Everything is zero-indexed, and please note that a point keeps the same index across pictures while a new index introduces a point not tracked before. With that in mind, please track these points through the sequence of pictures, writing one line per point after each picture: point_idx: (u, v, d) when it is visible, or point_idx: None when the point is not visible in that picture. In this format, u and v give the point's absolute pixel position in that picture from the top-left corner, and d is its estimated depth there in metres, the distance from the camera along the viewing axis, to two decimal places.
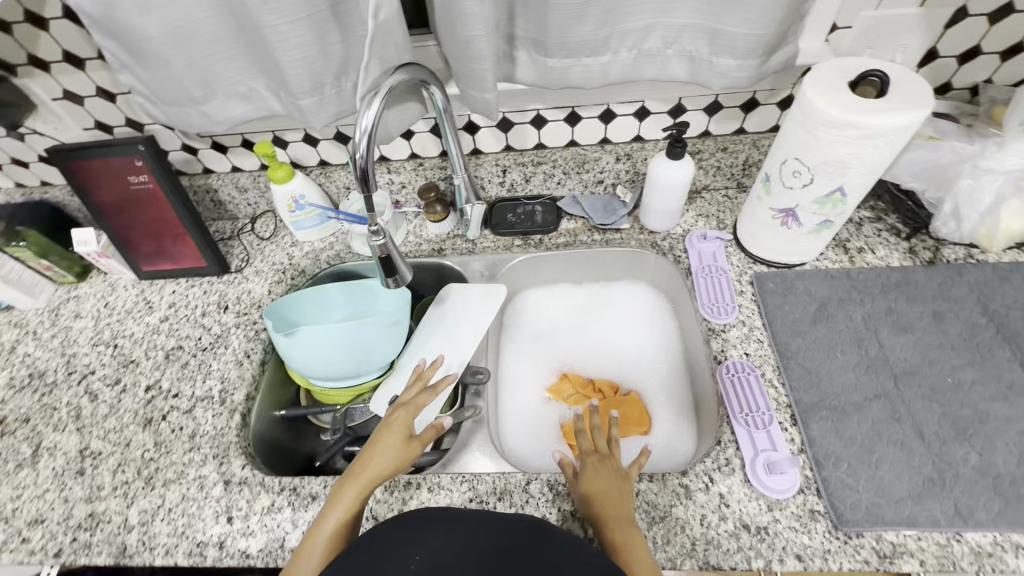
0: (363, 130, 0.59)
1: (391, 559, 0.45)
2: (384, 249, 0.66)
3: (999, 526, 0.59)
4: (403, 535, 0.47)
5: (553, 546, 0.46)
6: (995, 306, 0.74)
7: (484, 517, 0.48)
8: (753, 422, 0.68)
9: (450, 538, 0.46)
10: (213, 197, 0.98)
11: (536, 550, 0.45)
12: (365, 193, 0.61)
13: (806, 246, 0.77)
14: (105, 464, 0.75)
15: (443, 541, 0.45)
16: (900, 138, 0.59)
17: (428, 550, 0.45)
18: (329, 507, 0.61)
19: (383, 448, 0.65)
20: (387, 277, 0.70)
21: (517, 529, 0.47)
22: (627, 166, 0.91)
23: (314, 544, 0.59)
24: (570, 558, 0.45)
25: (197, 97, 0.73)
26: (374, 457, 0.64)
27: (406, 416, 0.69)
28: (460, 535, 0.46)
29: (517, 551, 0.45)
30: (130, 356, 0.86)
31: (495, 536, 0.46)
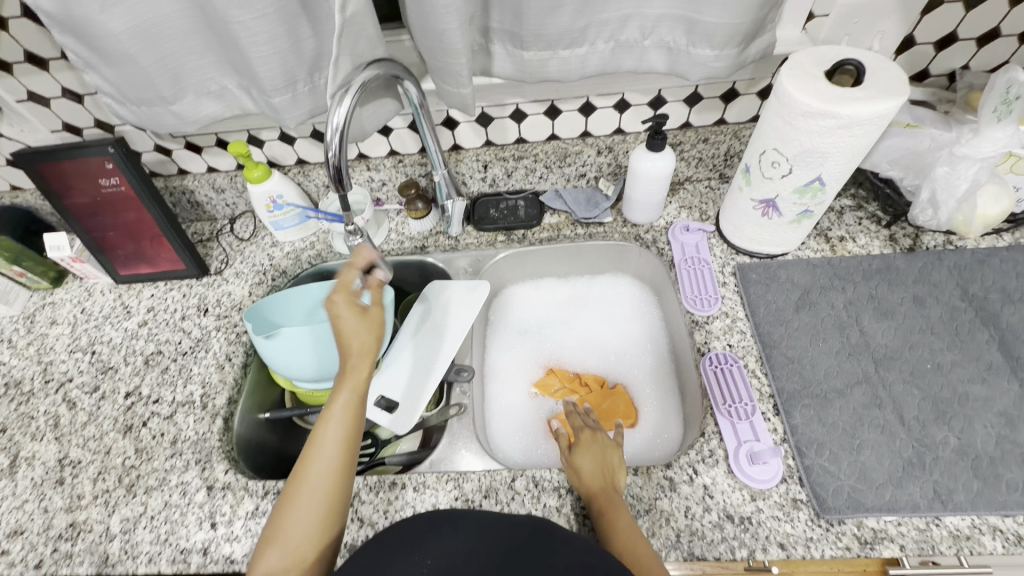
0: (335, 128, 0.58)
1: (402, 564, 0.46)
2: None
3: (977, 507, 0.60)
4: (411, 539, 0.49)
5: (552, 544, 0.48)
6: (974, 290, 0.75)
7: (488, 519, 0.51)
8: (735, 413, 0.68)
9: (456, 539, 0.48)
10: (189, 198, 0.96)
11: (543, 551, 0.47)
12: (342, 193, 0.61)
13: (789, 235, 0.77)
14: (85, 473, 0.74)
15: (451, 543, 0.47)
16: (877, 126, 0.59)
17: (437, 555, 0.46)
18: (326, 412, 0.59)
19: (349, 335, 0.62)
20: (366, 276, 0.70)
21: (518, 528, 0.50)
22: (609, 159, 0.90)
23: (322, 450, 0.57)
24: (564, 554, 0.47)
25: (167, 95, 0.71)
26: (353, 348, 0.61)
27: (345, 297, 0.63)
28: (466, 536, 0.48)
29: (524, 548, 0.47)
30: (109, 362, 0.85)
31: (502, 535, 0.48)
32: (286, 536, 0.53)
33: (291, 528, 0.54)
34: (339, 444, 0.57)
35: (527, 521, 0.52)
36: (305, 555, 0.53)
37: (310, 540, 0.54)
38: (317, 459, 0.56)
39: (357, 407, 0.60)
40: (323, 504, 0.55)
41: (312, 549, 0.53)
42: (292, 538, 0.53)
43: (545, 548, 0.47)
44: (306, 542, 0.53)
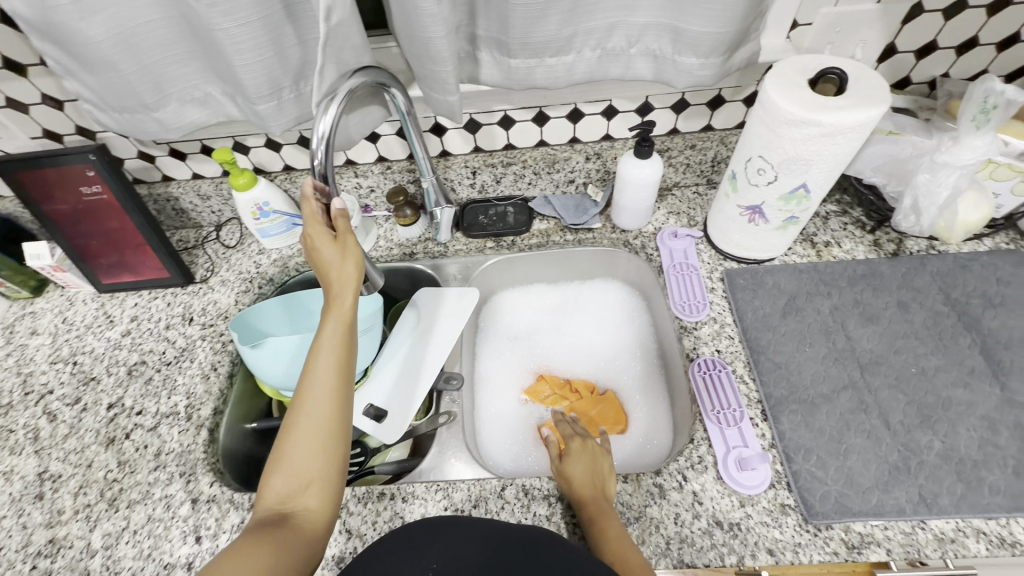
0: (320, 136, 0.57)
1: (408, 566, 0.49)
2: None
3: (961, 510, 0.61)
4: (420, 543, 0.51)
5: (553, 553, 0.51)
6: (956, 295, 0.76)
7: (487, 525, 0.54)
8: (724, 419, 0.69)
9: (458, 543, 0.51)
10: (174, 205, 0.95)
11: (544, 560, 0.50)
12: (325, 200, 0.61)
13: (776, 241, 0.78)
14: (66, 487, 0.73)
15: (454, 547, 0.51)
16: (860, 134, 0.60)
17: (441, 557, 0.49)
18: (317, 341, 0.57)
19: (329, 263, 0.59)
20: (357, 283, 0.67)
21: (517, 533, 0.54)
22: (598, 165, 0.90)
23: (317, 377, 0.55)
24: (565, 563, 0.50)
25: (149, 103, 0.70)
26: (335, 276, 0.59)
27: (316, 226, 0.60)
28: (468, 540, 0.51)
29: (526, 556, 0.50)
30: (91, 373, 0.83)
31: (501, 539, 0.52)
32: (291, 461, 0.52)
33: (294, 453, 0.52)
34: (333, 369, 0.56)
35: (534, 533, 0.54)
36: (315, 478, 0.52)
37: (317, 464, 0.52)
38: (312, 386, 0.55)
39: (347, 333, 0.58)
40: (324, 427, 0.54)
41: (320, 472, 0.52)
42: (297, 462, 0.52)
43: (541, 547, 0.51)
44: (314, 466, 0.52)
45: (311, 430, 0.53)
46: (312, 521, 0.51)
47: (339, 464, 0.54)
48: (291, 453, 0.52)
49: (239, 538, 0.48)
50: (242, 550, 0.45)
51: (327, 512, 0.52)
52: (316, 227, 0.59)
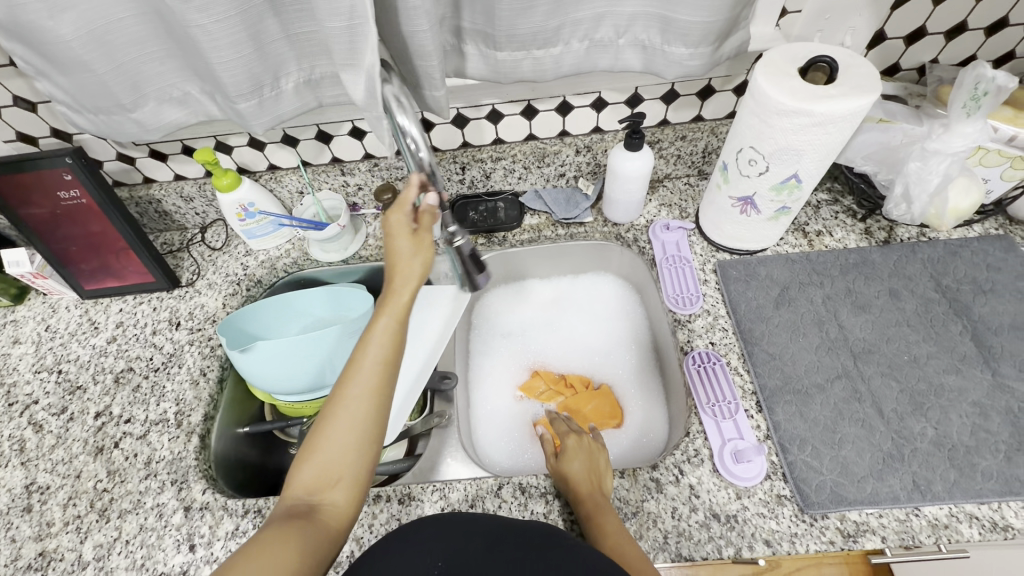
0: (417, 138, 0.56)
1: (415, 564, 0.49)
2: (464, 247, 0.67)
3: (954, 496, 0.61)
4: (424, 540, 0.52)
5: (558, 551, 0.52)
6: (947, 281, 0.76)
7: (497, 527, 0.54)
8: (719, 412, 0.69)
9: (466, 543, 0.52)
10: (157, 208, 0.92)
11: (549, 558, 0.50)
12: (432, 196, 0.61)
13: (767, 232, 0.77)
14: (54, 499, 0.71)
15: (461, 547, 0.51)
16: (851, 123, 0.59)
17: (448, 557, 0.50)
18: (367, 333, 0.56)
19: (398, 255, 0.58)
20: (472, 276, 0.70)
21: (527, 534, 0.54)
22: (588, 158, 0.89)
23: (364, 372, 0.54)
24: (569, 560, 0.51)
25: (126, 103, 0.68)
26: (399, 271, 0.58)
27: (398, 215, 0.60)
28: (476, 541, 0.52)
29: (531, 555, 0.51)
30: (77, 382, 0.82)
31: (510, 542, 0.52)
32: (324, 456, 0.51)
33: (328, 446, 0.52)
34: (378, 368, 0.54)
35: (537, 529, 0.55)
36: (344, 475, 0.52)
37: (349, 462, 0.52)
38: (356, 379, 0.54)
39: (398, 331, 0.57)
40: (360, 426, 0.53)
41: (350, 470, 0.52)
42: (328, 457, 0.51)
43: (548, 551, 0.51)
44: (344, 463, 0.52)
45: (349, 427, 0.52)
46: (336, 517, 0.51)
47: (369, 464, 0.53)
48: (325, 446, 0.52)
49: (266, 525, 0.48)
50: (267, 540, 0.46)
51: (351, 509, 0.52)
52: (399, 215, 0.60)
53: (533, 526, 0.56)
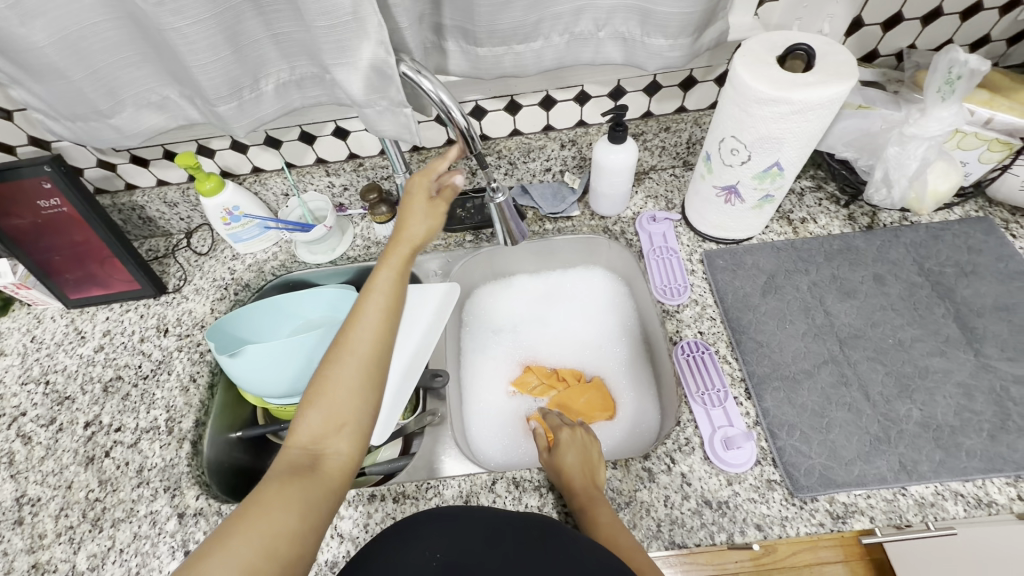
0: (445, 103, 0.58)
1: (416, 555, 0.51)
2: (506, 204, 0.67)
3: (940, 476, 0.62)
4: (423, 531, 0.53)
5: (557, 544, 0.52)
6: (930, 265, 0.77)
7: (498, 520, 0.55)
8: (709, 400, 0.69)
9: (466, 536, 0.53)
10: (140, 214, 0.92)
11: (545, 550, 0.51)
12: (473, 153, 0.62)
13: (751, 221, 0.78)
14: (46, 510, 0.71)
15: (461, 539, 0.52)
16: (829, 110, 0.60)
17: (448, 549, 0.51)
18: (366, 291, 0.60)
19: (411, 217, 0.62)
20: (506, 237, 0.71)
21: (527, 528, 0.54)
22: (573, 152, 0.89)
23: (361, 328, 0.58)
24: (564, 550, 0.51)
25: (103, 109, 0.67)
26: (407, 232, 0.62)
27: (422, 179, 0.64)
28: (476, 535, 0.53)
29: (529, 548, 0.51)
30: (65, 392, 0.81)
31: (509, 536, 0.53)
32: (327, 408, 0.54)
33: (330, 398, 0.55)
34: (377, 325, 0.58)
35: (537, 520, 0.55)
36: (344, 427, 0.55)
37: (347, 413, 0.55)
38: (355, 336, 0.57)
39: (396, 290, 0.60)
40: (360, 378, 0.56)
41: (351, 421, 0.55)
42: (330, 410, 0.54)
43: (544, 546, 0.51)
44: (346, 415, 0.55)
45: (348, 379, 0.55)
46: (338, 466, 0.54)
47: (367, 415, 0.56)
48: (326, 399, 0.55)
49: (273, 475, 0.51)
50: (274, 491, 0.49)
51: (351, 459, 0.55)
52: (423, 180, 0.64)
53: (532, 516, 0.56)
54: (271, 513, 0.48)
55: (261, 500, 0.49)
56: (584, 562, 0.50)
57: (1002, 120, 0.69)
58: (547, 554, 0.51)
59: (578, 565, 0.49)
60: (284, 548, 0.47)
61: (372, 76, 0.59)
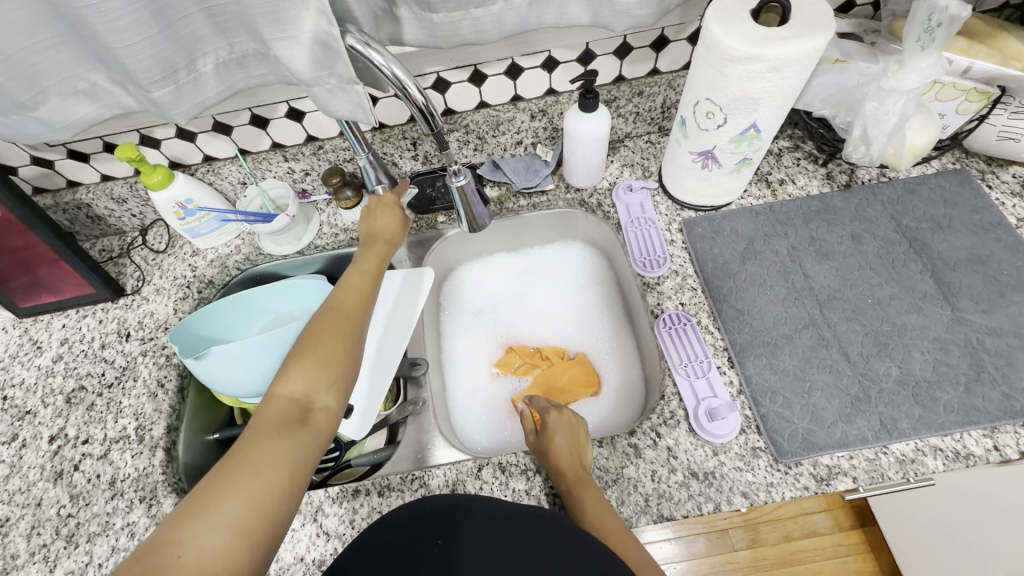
0: (398, 80, 0.54)
1: (413, 540, 0.51)
2: (465, 188, 0.65)
3: (920, 432, 0.63)
4: (425, 520, 0.53)
5: (549, 535, 0.51)
6: (907, 221, 0.77)
7: (494, 503, 0.55)
8: (692, 371, 0.69)
9: (464, 523, 0.52)
10: (88, 212, 0.86)
11: (539, 541, 0.51)
12: (436, 133, 0.58)
13: (729, 185, 0.76)
14: (16, 530, 0.68)
15: (459, 527, 0.52)
16: (807, 65, 0.57)
17: (446, 532, 0.51)
18: (347, 273, 0.66)
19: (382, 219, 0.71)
20: (468, 222, 0.69)
21: (520, 514, 0.54)
22: (544, 122, 0.85)
23: (346, 300, 0.62)
24: (554, 541, 0.50)
25: (25, 101, 0.60)
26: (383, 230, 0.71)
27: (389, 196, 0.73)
28: (476, 523, 0.52)
29: (525, 539, 0.51)
30: (25, 406, 0.77)
31: (504, 519, 0.53)
32: (316, 364, 0.55)
33: (318, 355, 0.55)
34: (362, 293, 0.63)
35: (533, 512, 0.54)
36: (335, 380, 0.55)
37: (337, 367, 0.56)
38: (342, 305, 0.61)
39: (376, 271, 0.68)
40: (347, 338, 0.58)
41: (342, 375, 0.56)
42: (320, 364, 0.55)
43: (537, 524, 0.52)
44: (335, 373, 0.55)
45: (335, 338, 0.57)
46: (326, 420, 0.53)
47: (354, 370, 0.57)
48: (314, 355, 0.55)
49: (262, 429, 0.50)
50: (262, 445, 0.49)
51: (337, 414, 0.55)
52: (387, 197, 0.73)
53: (532, 507, 0.55)
54: (260, 467, 0.47)
55: (247, 456, 0.48)
56: (574, 554, 0.49)
57: (980, 68, 0.67)
58: (542, 544, 0.50)
59: (568, 555, 0.49)
60: (272, 506, 0.46)
61: (319, 49, 0.54)
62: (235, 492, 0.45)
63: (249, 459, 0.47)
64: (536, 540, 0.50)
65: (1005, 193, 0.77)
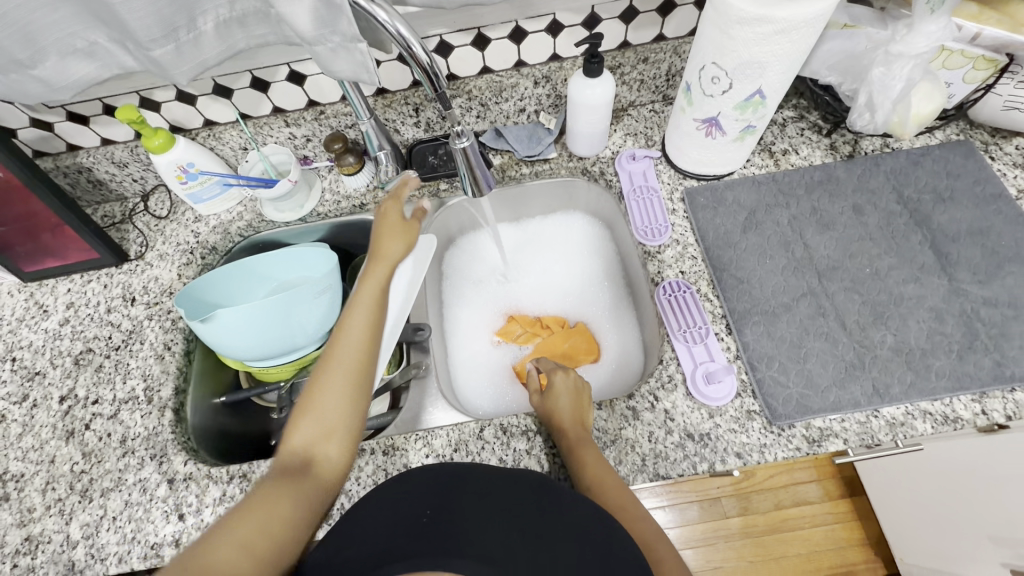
0: (402, 38, 0.54)
1: (403, 515, 0.47)
2: (468, 151, 0.65)
3: (911, 397, 0.64)
4: (418, 493, 0.50)
5: (548, 499, 0.50)
6: (908, 193, 0.77)
7: (490, 475, 0.53)
8: (690, 337, 0.70)
9: (456, 496, 0.49)
10: (88, 177, 0.85)
11: (537, 504, 0.49)
12: (439, 94, 0.58)
13: (733, 154, 0.76)
14: (31, 485, 0.70)
15: (450, 500, 0.48)
16: (815, 28, 0.56)
17: (436, 505, 0.48)
18: (351, 305, 0.64)
19: (389, 240, 0.70)
20: (470, 184, 0.69)
21: (518, 483, 0.53)
22: (547, 89, 0.85)
23: (348, 339, 0.61)
24: (551, 505, 0.50)
25: (23, 59, 0.59)
26: (386, 250, 0.69)
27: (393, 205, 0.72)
28: (468, 495, 0.49)
29: (520, 508, 0.48)
30: (34, 368, 0.78)
31: (500, 487, 0.51)
32: (320, 412, 0.56)
33: (321, 404, 0.56)
34: (365, 329, 0.63)
35: (531, 478, 0.54)
36: (338, 431, 0.56)
37: (341, 416, 0.56)
38: (343, 345, 0.61)
39: (380, 298, 0.66)
40: (353, 383, 0.59)
41: (344, 424, 0.56)
42: (324, 413, 0.56)
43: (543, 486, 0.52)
44: (336, 420, 0.56)
45: (339, 383, 0.58)
46: (329, 470, 0.54)
47: (358, 419, 0.58)
48: (319, 403, 0.56)
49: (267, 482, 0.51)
50: (267, 496, 0.49)
51: (341, 465, 0.56)
52: (393, 214, 0.72)
53: (528, 474, 0.55)
54: (265, 514, 0.48)
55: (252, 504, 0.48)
56: (572, 522, 0.48)
57: (989, 35, 0.66)
58: (540, 508, 0.49)
59: (564, 521, 0.48)
60: (276, 550, 0.46)
61: (322, 6, 0.53)
62: (240, 536, 0.45)
63: (254, 507, 0.48)
64: (534, 505, 0.49)
65: (1007, 164, 0.77)
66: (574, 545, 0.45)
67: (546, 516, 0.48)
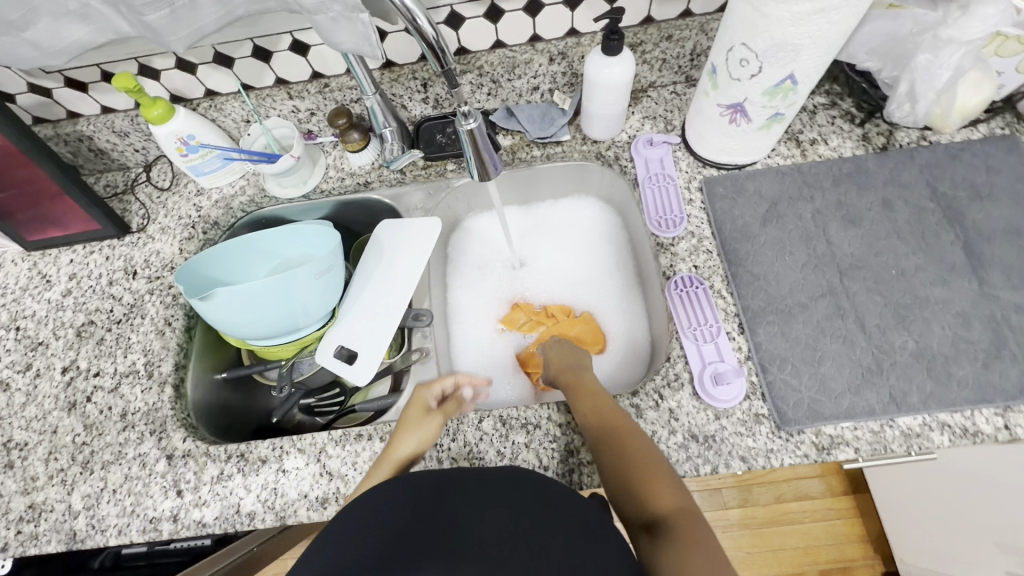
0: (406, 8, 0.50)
1: (384, 514, 0.47)
2: (475, 133, 0.61)
3: (929, 407, 0.61)
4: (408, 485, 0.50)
5: (529, 493, 0.50)
6: (943, 188, 0.72)
7: (474, 473, 0.53)
8: (700, 335, 0.67)
9: (435, 495, 0.48)
10: (89, 146, 0.84)
11: (519, 496, 0.49)
12: (445, 71, 0.55)
13: (758, 142, 0.71)
14: (35, 454, 0.70)
15: (430, 502, 0.48)
16: (858, 7, 0.51)
17: (415, 505, 0.47)
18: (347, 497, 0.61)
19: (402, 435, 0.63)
20: (477, 168, 0.66)
21: (501, 478, 0.52)
22: (563, 67, 0.80)
23: None
24: (534, 499, 0.49)
25: (14, 20, 0.57)
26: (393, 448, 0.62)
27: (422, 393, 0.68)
28: (447, 492, 0.49)
29: (501, 497, 0.48)
30: (38, 338, 0.78)
31: (478, 483, 0.51)
32: None
33: None
34: None
35: (506, 472, 0.53)
36: None
37: None
38: None
39: None
40: None
41: None
42: None
43: (542, 483, 0.51)
44: None
45: None
46: None
47: None
48: None
49: None
50: None
51: None
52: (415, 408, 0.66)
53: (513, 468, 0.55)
54: None
55: None
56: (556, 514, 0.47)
57: None
58: (528, 498, 0.49)
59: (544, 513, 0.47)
60: None
61: None
62: None
63: None
64: (517, 496, 0.49)
65: None
66: (562, 536, 0.45)
67: (538, 512, 0.47)
